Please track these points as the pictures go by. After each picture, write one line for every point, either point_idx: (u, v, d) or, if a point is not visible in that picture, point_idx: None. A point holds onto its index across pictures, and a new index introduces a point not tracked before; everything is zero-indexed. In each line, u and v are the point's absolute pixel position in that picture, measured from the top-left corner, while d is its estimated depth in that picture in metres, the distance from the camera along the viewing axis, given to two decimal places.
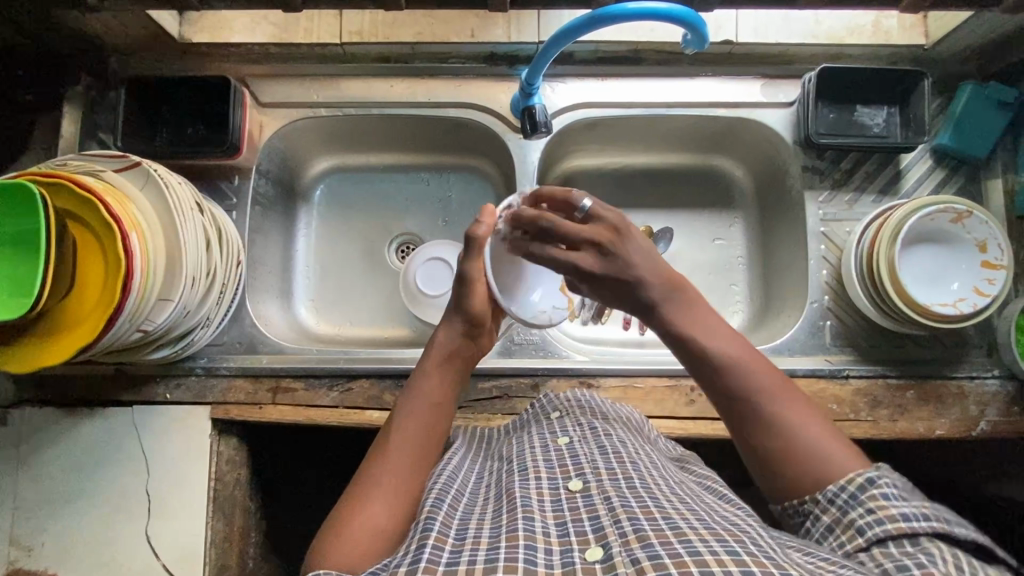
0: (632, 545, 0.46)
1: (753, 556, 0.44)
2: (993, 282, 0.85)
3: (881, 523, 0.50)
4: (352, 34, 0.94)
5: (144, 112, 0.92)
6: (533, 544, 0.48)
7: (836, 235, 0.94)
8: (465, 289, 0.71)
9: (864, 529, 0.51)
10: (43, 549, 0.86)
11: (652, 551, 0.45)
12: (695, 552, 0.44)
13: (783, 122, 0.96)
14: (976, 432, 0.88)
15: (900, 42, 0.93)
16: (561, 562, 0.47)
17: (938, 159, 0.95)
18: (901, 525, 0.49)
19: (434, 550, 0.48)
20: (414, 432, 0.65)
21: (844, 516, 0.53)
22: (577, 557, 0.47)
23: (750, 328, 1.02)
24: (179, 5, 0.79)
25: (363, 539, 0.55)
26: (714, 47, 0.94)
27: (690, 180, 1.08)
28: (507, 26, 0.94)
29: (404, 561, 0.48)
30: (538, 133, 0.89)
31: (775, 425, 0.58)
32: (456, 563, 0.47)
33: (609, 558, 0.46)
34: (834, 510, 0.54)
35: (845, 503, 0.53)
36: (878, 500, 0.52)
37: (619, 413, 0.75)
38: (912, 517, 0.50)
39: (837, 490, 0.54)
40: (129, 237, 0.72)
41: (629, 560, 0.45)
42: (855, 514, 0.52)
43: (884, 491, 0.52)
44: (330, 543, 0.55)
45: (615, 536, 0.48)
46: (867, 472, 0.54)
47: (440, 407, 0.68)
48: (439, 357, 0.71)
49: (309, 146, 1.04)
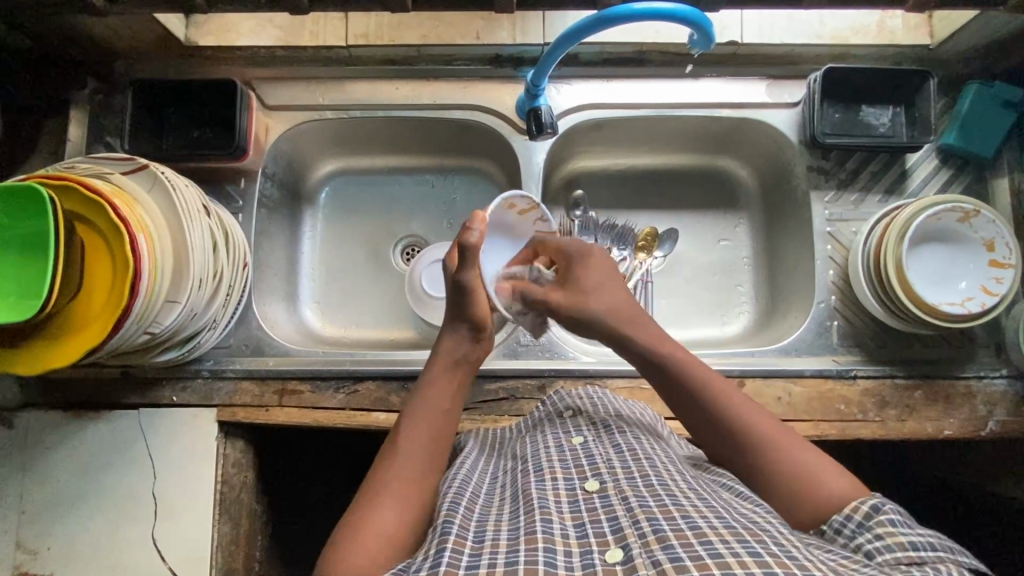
0: (652, 546, 0.46)
1: (775, 557, 0.44)
2: (1001, 281, 0.85)
3: (890, 549, 0.49)
4: (358, 37, 0.94)
5: (150, 115, 0.92)
6: (552, 547, 0.48)
7: (843, 234, 0.94)
8: (466, 296, 0.72)
9: (873, 553, 0.49)
10: (49, 553, 0.86)
11: (672, 553, 0.45)
12: (717, 554, 0.44)
13: (789, 122, 0.96)
14: (984, 432, 0.88)
15: (905, 42, 0.93)
16: (582, 565, 0.46)
17: (943, 159, 0.95)
18: (911, 553, 0.48)
19: (453, 553, 0.48)
20: (424, 438, 0.65)
21: (852, 541, 0.52)
22: (598, 559, 0.47)
23: (756, 329, 1.02)
24: (187, 9, 0.79)
25: (374, 543, 0.55)
26: (718, 48, 0.94)
27: (695, 181, 1.08)
28: (512, 28, 0.95)
29: (424, 565, 0.48)
30: (544, 134, 0.90)
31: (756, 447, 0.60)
32: (477, 567, 0.47)
33: (629, 560, 0.46)
34: (842, 537, 0.53)
35: (852, 531, 0.52)
36: (886, 526, 0.51)
37: (634, 413, 0.74)
38: (922, 546, 0.49)
39: (844, 520, 0.53)
40: (139, 238, 0.71)
41: (650, 562, 0.45)
42: (862, 540, 0.51)
43: (891, 518, 0.51)
44: (344, 549, 0.55)
45: (635, 536, 0.48)
46: (870, 500, 0.53)
47: (449, 412, 0.68)
48: (447, 364, 0.71)
49: (315, 149, 1.04)
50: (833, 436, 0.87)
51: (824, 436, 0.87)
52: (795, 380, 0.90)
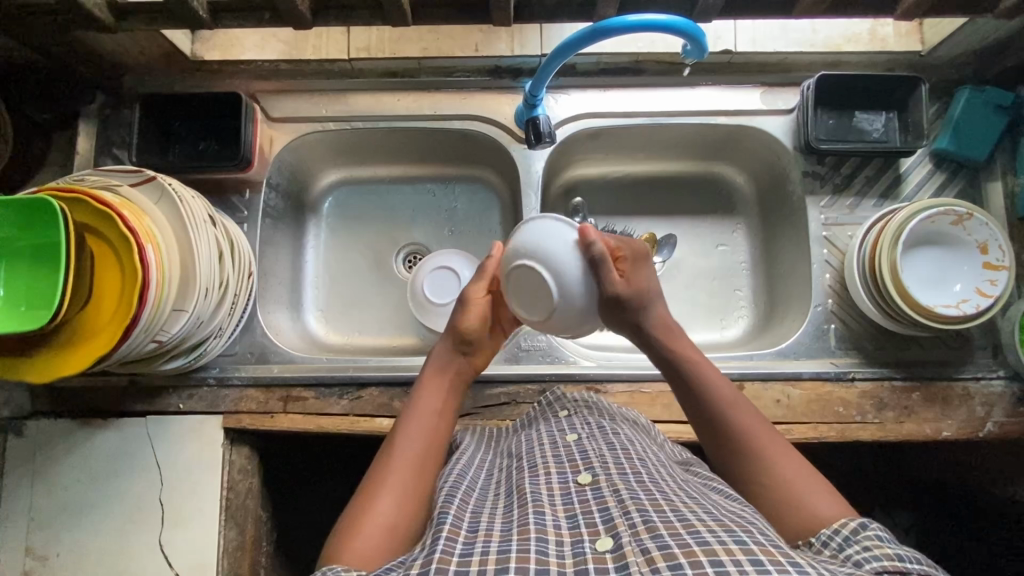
0: (641, 536, 0.47)
1: (760, 545, 0.45)
2: (996, 283, 0.86)
3: (878, 559, 0.49)
4: (360, 51, 0.97)
5: (157, 129, 0.95)
6: (544, 536, 0.49)
7: (839, 239, 0.95)
8: (461, 308, 0.77)
9: (861, 562, 0.50)
10: (59, 558, 0.87)
11: (661, 541, 0.46)
12: (704, 542, 0.45)
13: (783, 129, 0.97)
14: (983, 432, 0.89)
15: (896, 49, 0.95)
16: (572, 553, 0.48)
17: (937, 163, 0.96)
18: (896, 563, 0.49)
19: (447, 542, 0.50)
20: (418, 434, 0.66)
21: (840, 553, 0.52)
22: (588, 548, 0.48)
23: (755, 333, 1.03)
24: (192, 26, 0.81)
25: (374, 534, 0.56)
26: (713, 57, 0.96)
27: (693, 187, 1.10)
28: (510, 40, 0.97)
29: (419, 555, 0.50)
30: (542, 143, 0.91)
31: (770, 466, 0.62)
32: (469, 554, 0.48)
33: (619, 547, 0.47)
34: (828, 550, 0.54)
35: (840, 543, 0.53)
36: (874, 540, 0.51)
37: (625, 414, 0.76)
38: (908, 559, 0.49)
39: (831, 534, 0.54)
40: (147, 246, 0.74)
41: (639, 549, 0.46)
42: (850, 551, 0.52)
43: (878, 534, 0.52)
44: (344, 540, 0.56)
45: (625, 527, 0.49)
46: (860, 518, 0.54)
47: (441, 411, 0.70)
48: (438, 371, 0.73)
49: (318, 160, 1.06)
50: (831, 438, 0.88)
51: (823, 437, 0.88)
52: (793, 383, 0.91)
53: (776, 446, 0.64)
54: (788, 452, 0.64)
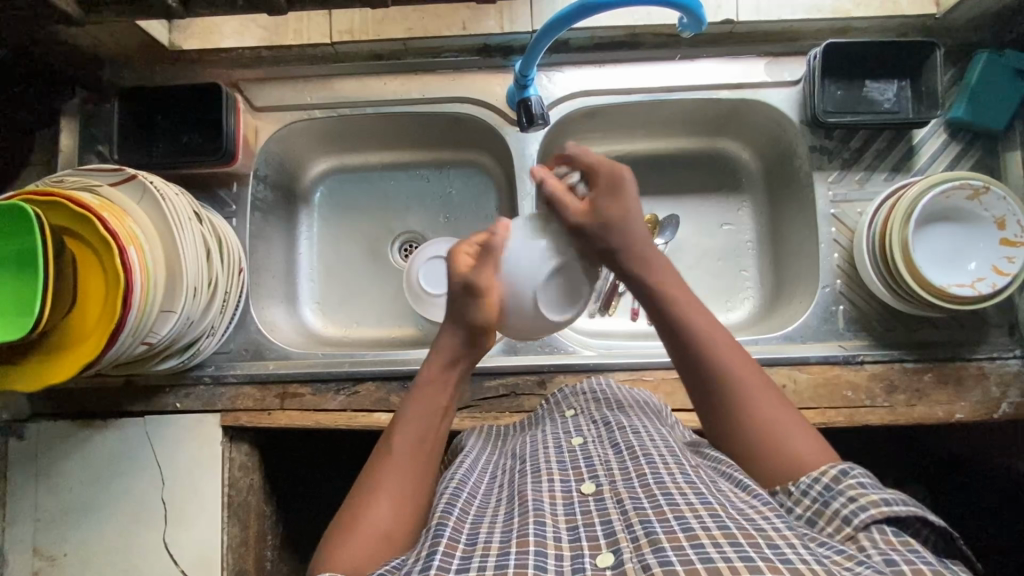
0: (643, 550, 0.45)
1: (767, 561, 0.42)
2: (1013, 260, 0.82)
3: (865, 509, 0.49)
4: (342, 33, 0.92)
5: (140, 123, 0.92)
6: (544, 551, 0.47)
7: (848, 217, 0.91)
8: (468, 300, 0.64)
9: (849, 518, 0.49)
10: (65, 558, 0.88)
11: (663, 556, 0.44)
12: (708, 559, 0.43)
13: (788, 102, 0.92)
14: (997, 414, 0.86)
15: (910, 11, 0.89)
16: (572, 568, 0.46)
17: (953, 132, 0.91)
18: (883, 509, 0.48)
19: (444, 557, 0.48)
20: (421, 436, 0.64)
21: (824, 507, 0.51)
22: (588, 564, 0.46)
23: (761, 315, 1.00)
24: (165, 16, 0.78)
25: (364, 541, 0.55)
26: (714, 28, 0.91)
27: (695, 164, 1.05)
28: (498, 16, 0.91)
29: (414, 568, 0.48)
30: (534, 126, 0.88)
31: (785, 456, 0.57)
32: (466, 571, 0.46)
33: (620, 564, 0.45)
34: (809, 501, 0.52)
35: (822, 495, 0.52)
36: (857, 488, 0.51)
37: (637, 399, 0.75)
38: (892, 501, 0.49)
39: (811, 483, 0.53)
40: (130, 250, 0.71)
41: (640, 566, 0.44)
42: (836, 505, 0.51)
43: (859, 481, 0.52)
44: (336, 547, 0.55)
45: (627, 541, 0.47)
46: (839, 465, 0.54)
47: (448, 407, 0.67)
48: (445, 366, 0.67)
49: (308, 148, 1.03)
50: (840, 423, 0.86)
51: (832, 423, 0.85)
52: (800, 367, 0.88)
53: (767, 396, 0.60)
54: (780, 402, 0.60)
